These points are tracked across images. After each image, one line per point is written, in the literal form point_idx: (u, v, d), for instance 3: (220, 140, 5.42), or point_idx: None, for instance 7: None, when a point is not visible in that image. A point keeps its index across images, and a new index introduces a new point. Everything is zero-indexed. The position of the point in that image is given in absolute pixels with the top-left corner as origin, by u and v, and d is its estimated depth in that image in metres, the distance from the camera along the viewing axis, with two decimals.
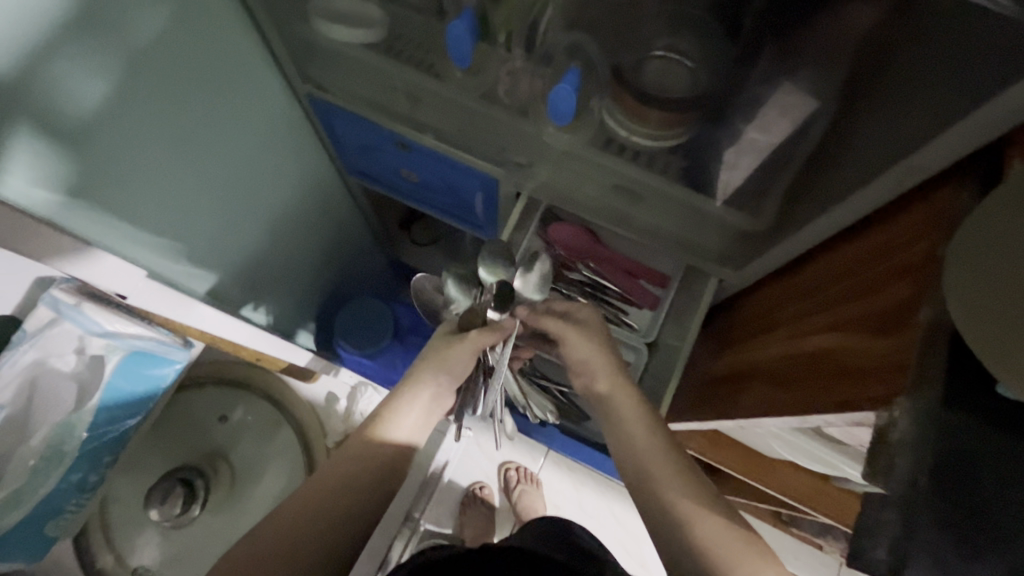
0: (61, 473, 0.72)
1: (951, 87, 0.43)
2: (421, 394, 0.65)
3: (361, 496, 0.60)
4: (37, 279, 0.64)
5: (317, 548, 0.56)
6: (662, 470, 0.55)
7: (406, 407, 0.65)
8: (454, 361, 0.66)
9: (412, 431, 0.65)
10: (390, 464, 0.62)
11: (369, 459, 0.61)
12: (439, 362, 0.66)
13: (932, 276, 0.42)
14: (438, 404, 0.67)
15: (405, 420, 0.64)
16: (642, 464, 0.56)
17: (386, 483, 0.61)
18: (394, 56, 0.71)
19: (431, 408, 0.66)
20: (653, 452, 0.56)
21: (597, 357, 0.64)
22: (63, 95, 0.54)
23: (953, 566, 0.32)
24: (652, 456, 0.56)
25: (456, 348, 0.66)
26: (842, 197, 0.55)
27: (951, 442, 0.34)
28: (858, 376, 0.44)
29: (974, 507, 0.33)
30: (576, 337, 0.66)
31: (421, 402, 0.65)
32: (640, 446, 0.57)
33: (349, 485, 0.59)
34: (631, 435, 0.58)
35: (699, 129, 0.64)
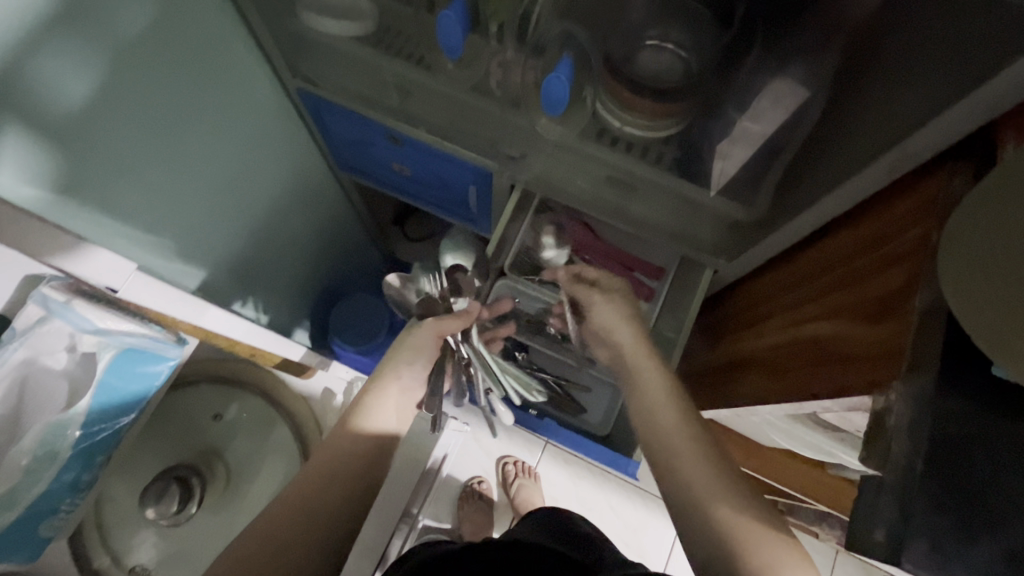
0: (53, 478, 0.60)
1: (944, 72, 0.43)
2: (389, 386, 0.66)
3: (348, 490, 0.59)
4: (27, 275, 0.52)
5: (309, 545, 0.55)
6: (690, 449, 0.52)
7: (378, 400, 0.65)
8: (419, 352, 0.69)
9: (387, 422, 0.65)
10: (370, 458, 0.62)
11: (360, 453, 0.61)
12: (403, 353, 0.69)
13: (924, 261, 0.42)
14: (411, 396, 0.68)
15: (377, 413, 0.64)
16: (672, 440, 0.54)
17: (373, 477, 0.61)
18: (385, 48, 0.71)
19: (402, 401, 0.67)
20: (681, 430, 0.54)
21: (619, 328, 0.66)
22: (49, 90, 0.53)
23: (951, 548, 0.32)
24: (679, 435, 0.54)
25: (418, 332, 0.70)
26: (835, 184, 0.55)
27: (945, 427, 0.34)
28: (852, 363, 0.45)
29: (968, 489, 0.33)
30: (602, 310, 0.68)
31: (392, 393, 0.66)
32: (672, 422, 0.55)
33: (340, 480, 0.59)
34: (659, 411, 0.56)
35: (691, 120, 0.64)
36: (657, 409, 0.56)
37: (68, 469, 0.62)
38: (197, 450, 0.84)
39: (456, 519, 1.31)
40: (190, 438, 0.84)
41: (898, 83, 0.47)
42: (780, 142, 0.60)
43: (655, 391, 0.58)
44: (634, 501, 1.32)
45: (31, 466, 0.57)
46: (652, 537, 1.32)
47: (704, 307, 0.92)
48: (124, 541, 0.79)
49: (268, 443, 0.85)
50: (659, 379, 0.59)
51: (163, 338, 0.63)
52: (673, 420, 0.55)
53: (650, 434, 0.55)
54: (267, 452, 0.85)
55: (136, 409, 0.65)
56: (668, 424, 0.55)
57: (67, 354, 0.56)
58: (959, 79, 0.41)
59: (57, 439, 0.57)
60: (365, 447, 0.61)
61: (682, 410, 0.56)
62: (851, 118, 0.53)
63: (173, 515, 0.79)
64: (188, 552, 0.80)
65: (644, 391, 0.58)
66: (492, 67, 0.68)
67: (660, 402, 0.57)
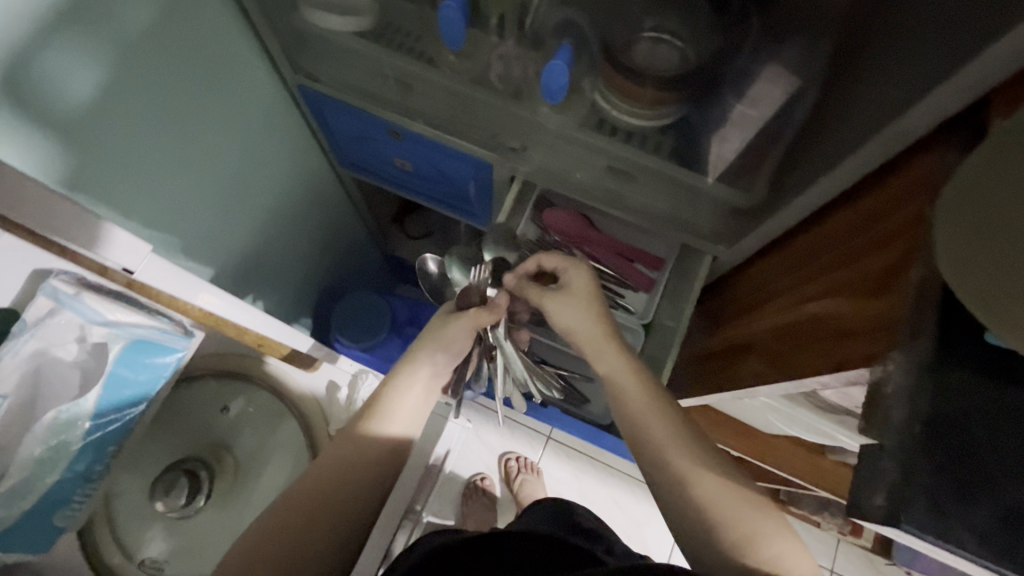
0: (64, 466, 0.61)
1: (938, 52, 0.44)
2: (420, 373, 0.67)
3: (365, 482, 0.60)
4: (36, 269, 0.52)
5: (325, 532, 0.56)
6: (671, 442, 0.56)
7: (406, 391, 0.65)
8: (454, 339, 0.69)
9: (412, 416, 0.65)
10: (393, 452, 0.63)
11: (373, 444, 0.61)
12: (437, 340, 0.68)
13: (918, 236, 0.43)
14: (437, 386, 0.68)
15: (404, 408, 0.65)
16: (653, 435, 0.56)
17: (388, 469, 0.62)
18: (386, 43, 0.71)
19: (428, 390, 0.67)
20: (660, 424, 0.57)
21: (579, 317, 0.64)
22: (53, 85, 0.54)
23: (951, 508, 0.33)
24: (661, 430, 0.56)
25: (455, 325, 0.68)
26: (832, 166, 0.56)
27: (945, 393, 0.35)
28: (851, 338, 0.46)
29: (965, 451, 0.34)
30: (553, 300, 0.66)
31: (422, 380, 0.67)
32: (643, 413, 0.58)
33: (351, 468, 0.60)
34: (632, 404, 0.59)
35: (690, 107, 0.65)
36: (628, 401, 0.59)
37: (80, 460, 0.62)
38: (207, 445, 0.85)
39: (460, 515, 1.29)
40: (200, 433, 0.85)
41: (895, 63, 0.48)
42: (777, 129, 0.61)
43: (624, 382, 0.60)
44: (637, 493, 1.33)
45: (46, 457, 0.58)
46: (654, 529, 1.33)
47: (703, 295, 0.93)
48: (135, 536, 0.79)
49: (275, 436, 0.86)
50: (622, 368, 0.61)
51: (171, 330, 0.64)
52: (646, 413, 0.58)
53: (629, 427, 0.58)
54: (275, 445, 0.86)
55: (146, 400, 0.66)
56: (645, 417, 0.58)
57: (77, 346, 0.56)
58: (949, 58, 0.42)
59: (70, 430, 0.59)
60: (378, 439, 0.62)
61: (653, 402, 0.59)
62: (847, 101, 0.55)
63: (182, 508, 0.80)
64: (198, 544, 0.81)
65: (614, 382, 0.61)
66: (492, 59, 0.69)
67: (631, 394, 0.59)
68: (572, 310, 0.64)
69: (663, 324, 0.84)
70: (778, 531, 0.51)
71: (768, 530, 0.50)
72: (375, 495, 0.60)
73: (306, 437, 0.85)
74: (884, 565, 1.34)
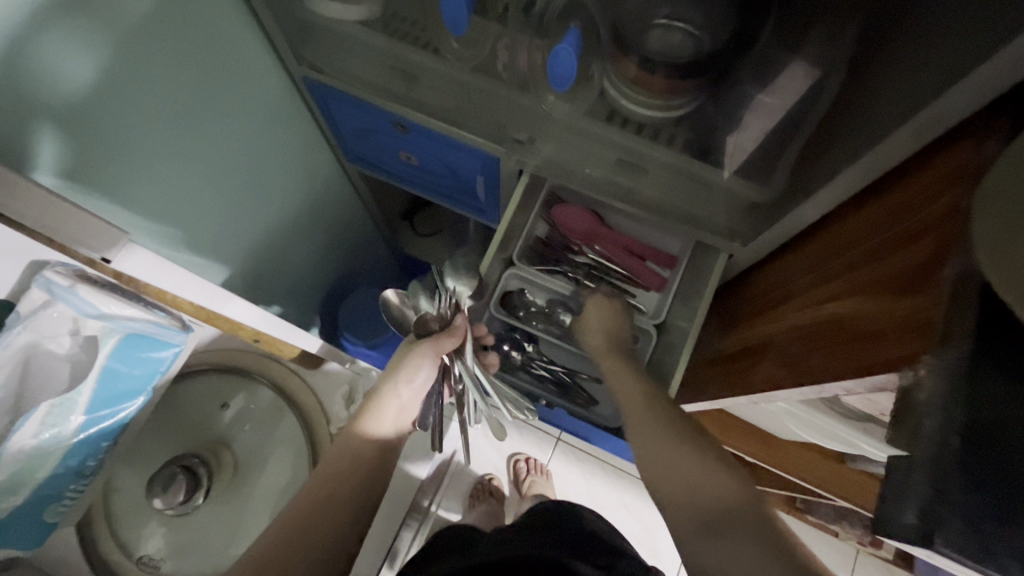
0: (56, 460, 0.60)
1: (978, 29, 0.40)
2: (388, 400, 0.64)
3: (361, 490, 0.59)
4: (33, 260, 0.50)
5: (327, 538, 0.55)
6: (694, 472, 0.52)
7: (380, 410, 0.64)
8: (416, 369, 0.67)
9: (392, 431, 0.64)
10: (378, 465, 0.61)
11: (360, 455, 0.60)
12: (397, 371, 0.66)
13: (951, 231, 0.40)
14: (405, 414, 0.66)
15: (382, 422, 0.63)
16: (672, 471, 0.53)
17: (381, 473, 0.61)
18: (390, 32, 0.69)
19: (399, 417, 0.65)
20: (683, 456, 0.54)
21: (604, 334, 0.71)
22: (53, 73, 0.53)
23: (988, 529, 0.30)
24: (683, 463, 0.53)
25: (413, 352, 0.67)
26: (857, 157, 0.53)
27: (983, 402, 0.32)
28: (877, 340, 0.43)
29: (1011, 466, 0.31)
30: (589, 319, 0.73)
31: (391, 411, 0.64)
32: (664, 451, 0.55)
33: (348, 475, 0.59)
34: (650, 444, 0.56)
35: (705, 98, 0.62)
36: (646, 440, 0.57)
37: (75, 454, 0.62)
38: (207, 441, 0.84)
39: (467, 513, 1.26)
40: (201, 428, 0.84)
41: (927, 45, 0.45)
42: (796, 119, 0.58)
43: (640, 420, 0.59)
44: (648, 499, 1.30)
45: (36, 452, 0.57)
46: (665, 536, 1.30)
47: (717, 293, 0.90)
48: (134, 532, 0.79)
49: (276, 434, 0.85)
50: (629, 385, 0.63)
51: (166, 323, 0.63)
52: (670, 449, 0.55)
53: (647, 466, 0.55)
54: (276, 443, 0.85)
55: (142, 395, 0.65)
56: (665, 451, 0.55)
57: (70, 339, 0.56)
58: (986, 37, 0.39)
59: (60, 424, 0.57)
60: (365, 446, 0.61)
61: (671, 434, 0.56)
62: (874, 88, 0.51)
63: (180, 504, 0.78)
64: (199, 542, 0.80)
65: (634, 420, 0.59)
66: (499, 48, 0.66)
67: (651, 432, 0.57)
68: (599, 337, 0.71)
69: (676, 324, 0.81)
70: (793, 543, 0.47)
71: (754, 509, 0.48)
72: (370, 499, 0.59)
73: (307, 435, 0.84)
74: None
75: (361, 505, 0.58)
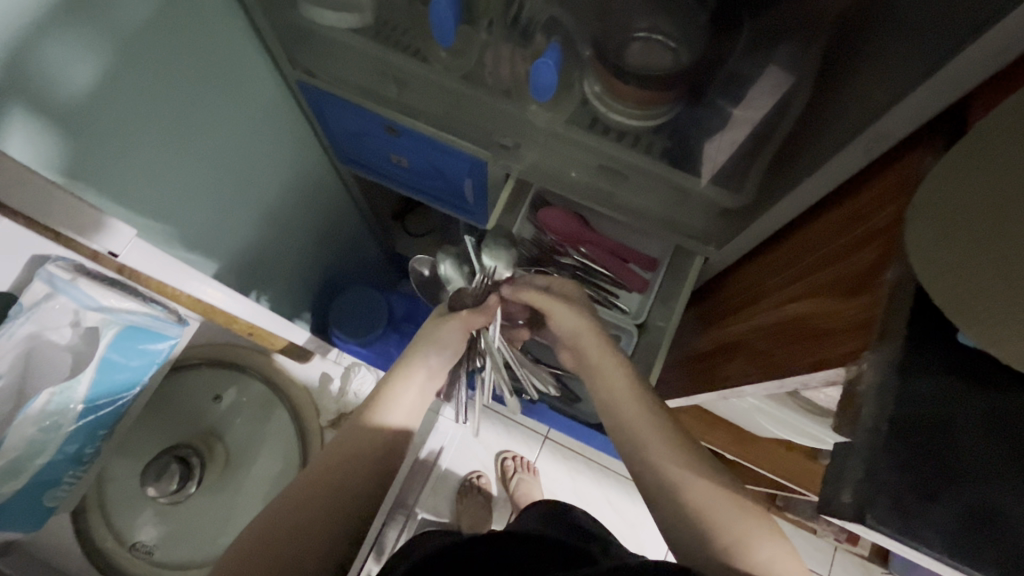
0: (56, 445, 0.62)
1: (921, 51, 0.44)
2: (415, 375, 0.67)
3: (371, 474, 0.60)
4: (34, 255, 0.53)
5: (328, 521, 0.57)
6: (715, 503, 0.52)
7: (402, 390, 0.66)
8: (444, 345, 0.69)
9: (412, 411, 0.65)
10: (390, 448, 0.62)
11: (373, 439, 0.62)
12: (429, 342, 0.69)
13: (894, 237, 0.44)
14: (431, 388, 0.68)
15: (402, 401, 0.65)
16: (693, 500, 0.53)
17: (391, 459, 0.62)
18: (382, 40, 0.72)
19: (423, 391, 0.67)
20: (698, 481, 0.54)
21: (584, 335, 0.66)
22: (56, 75, 0.55)
23: (913, 505, 0.34)
24: (699, 491, 0.53)
25: (446, 326, 0.70)
26: (818, 167, 0.56)
27: (909, 391, 0.36)
28: (829, 337, 0.46)
29: (931, 449, 0.35)
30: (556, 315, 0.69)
31: (417, 381, 0.66)
32: (679, 475, 0.54)
33: (358, 460, 0.60)
34: (664, 467, 0.55)
35: (680, 109, 0.65)
36: (655, 457, 0.56)
37: (71, 441, 0.64)
38: (200, 433, 0.86)
39: (454, 514, 1.30)
40: (195, 420, 0.86)
41: (878, 66, 0.49)
42: (765, 131, 0.62)
43: (646, 428, 0.58)
44: (633, 497, 1.32)
45: (37, 438, 0.59)
46: (650, 533, 1.32)
47: (694, 294, 0.93)
48: (128, 521, 0.81)
49: (268, 427, 0.87)
50: (621, 383, 0.61)
51: (164, 317, 0.65)
52: (681, 470, 0.55)
53: (658, 487, 0.55)
54: (268, 436, 0.87)
55: (138, 386, 0.68)
56: (679, 476, 0.54)
57: (71, 330, 0.57)
58: (928, 60, 0.43)
59: (62, 411, 0.60)
60: (378, 433, 0.62)
61: (685, 458, 0.55)
62: (833, 102, 0.55)
63: (173, 494, 0.81)
64: (191, 531, 0.82)
65: (629, 429, 0.58)
66: (486, 58, 0.70)
67: (660, 450, 0.56)
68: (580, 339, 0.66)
69: (655, 325, 0.84)
70: (770, 537, 0.51)
71: (761, 533, 0.51)
72: (378, 485, 0.61)
73: (298, 429, 0.87)
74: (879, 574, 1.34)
75: (364, 488, 0.59)
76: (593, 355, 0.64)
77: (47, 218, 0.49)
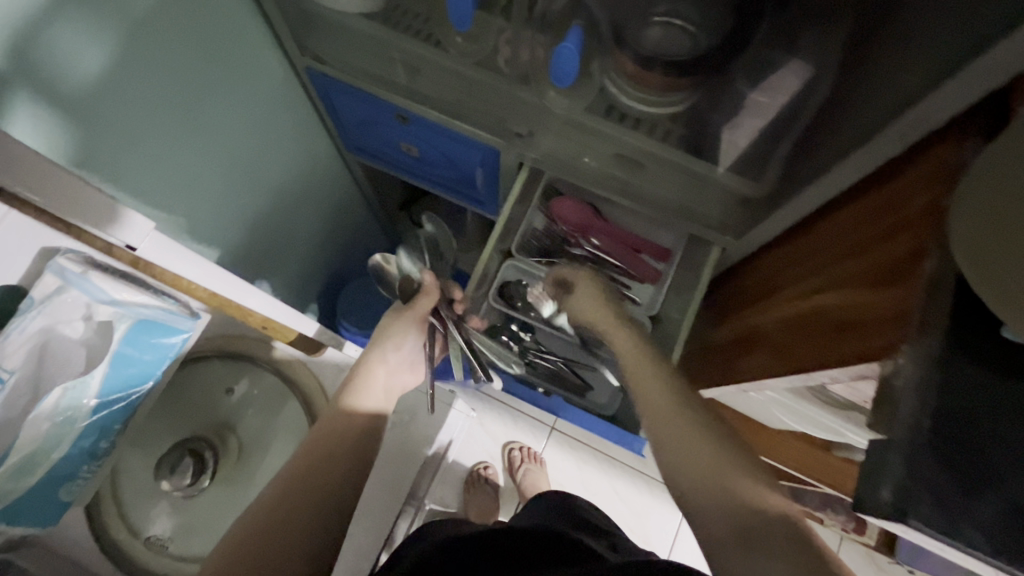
0: (72, 438, 0.62)
1: (960, 35, 0.42)
2: (377, 369, 0.70)
3: (358, 459, 0.62)
4: (43, 247, 0.51)
5: (317, 516, 0.56)
6: (754, 485, 0.48)
7: (366, 385, 0.69)
8: (403, 338, 0.73)
9: (376, 410, 0.68)
10: (370, 438, 0.65)
11: (352, 424, 0.64)
12: (385, 340, 0.72)
13: (930, 228, 0.42)
14: (394, 384, 0.72)
15: (369, 401, 0.68)
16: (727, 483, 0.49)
17: (371, 442, 0.65)
18: (394, 25, 0.70)
19: (388, 385, 0.71)
20: (728, 462, 0.50)
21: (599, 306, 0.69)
22: (64, 65, 0.54)
23: (954, 503, 0.33)
24: (744, 480, 0.48)
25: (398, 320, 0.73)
26: (844, 155, 0.55)
27: (952, 389, 0.35)
28: (859, 331, 0.45)
29: (969, 445, 0.34)
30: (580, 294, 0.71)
31: (365, 396, 0.68)
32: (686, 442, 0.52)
33: (342, 445, 0.62)
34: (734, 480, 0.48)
35: (701, 95, 0.63)
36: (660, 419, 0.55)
37: (86, 436, 0.64)
38: (211, 425, 0.85)
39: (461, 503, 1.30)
40: (204, 413, 0.85)
41: (912, 50, 0.47)
42: (788, 118, 0.60)
43: (678, 416, 0.54)
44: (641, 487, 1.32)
45: (53, 433, 0.59)
46: (656, 523, 1.32)
47: (709, 285, 0.92)
48: (141, 513, 0.81)
49: (280, 417, 0.87)
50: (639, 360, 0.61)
51: (176, 310, 0.67)
52: (715, 453, 0.50)
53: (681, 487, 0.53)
54: (279, 427, 0.87)
55: (152, 380, 0.69)
56: (715, 460, 0.50)
57: (83, 324, 0.57)
58: (971, 42, 0.41)
59: (75, 407, 0.59)
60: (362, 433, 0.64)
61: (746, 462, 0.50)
62: (863, 87, 0.53)
63: (187, 487, 0.81)
64: (204, 522, 0.82)
65: (664, 415, 0.55)
66: (502, 44, 0.68)
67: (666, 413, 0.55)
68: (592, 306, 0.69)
69: (669, 317, 0.82)
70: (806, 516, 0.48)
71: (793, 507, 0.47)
72: (364, 470, 0.61)
73: (310, 420, 0.87)
74: (885, 563, 1.34)
75: (350, 475, 0.60)
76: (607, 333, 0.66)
77: (72, 210, 0.47)
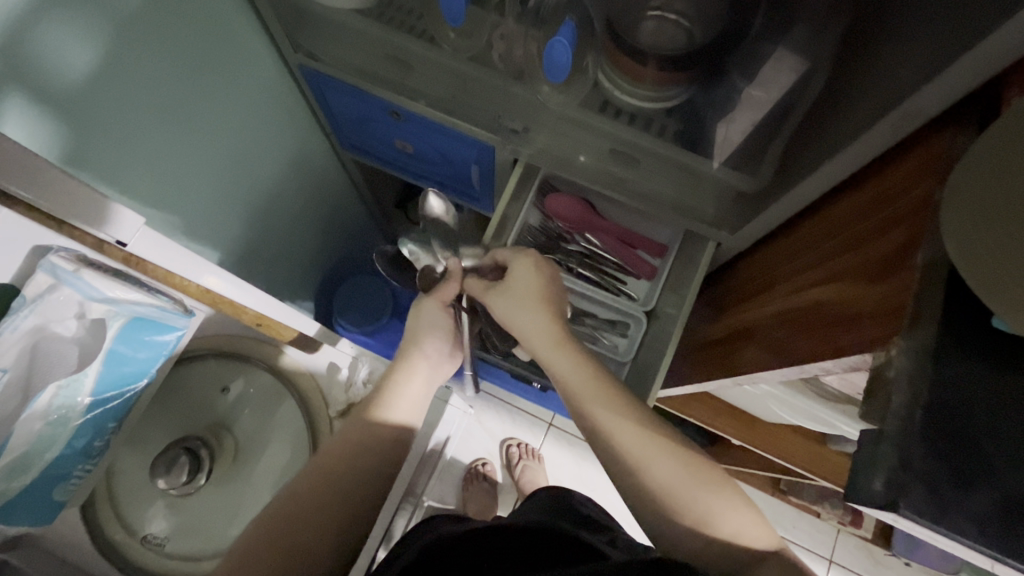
0: (65, 438, 0.62)
1: (954, 26, 0.42)
2: (416, 366, 0.68)
3: (360, 466, 0.62)
4: (35, 246, 0.50)
5: (317, 533, 0.57)
6: (696, 485, 0.54)
7: (406, 385, 0.67)
8: (434, 327, 0.70)
9: (410, 412, 0.66)
10: (393, 445, 0.64)
11: (373, 434, 0.63)
12: (417, 329, 0.70)
13: (925, 220, 0.42)
14: (435, 375, 0.70)
15: (405, 400, 0.66)
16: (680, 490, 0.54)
17: (398, 453, 0.65)
18: (388, 21, 0.70)
19: (429, 379, 0.69)
20: (677, 471, 0.54)
21: (533, 314, 0.62)
22: (53, 61, 0.53)
23: (948, 495, 0.33)
24: (687, 490, 0.53)
25: (424, 309, 0.70)
26: (838, 147, 0.55)
27: (945, 379, 0.35)
28: (854, 324, 0.45)
29: (962, 437, 0.34)
30: (503, 308, 0.63)
31: (404, 397, 0.66)
32: (653, 454, 0.55)
33: (357, 457, 0.61)
34: (692, 497, 0.53)
35: (695, 89, 0.63)
36: (613, 427, 0.56)
37: (80, 435, 0.64)
38: (205, 424, 0.85)
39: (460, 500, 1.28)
40: (201, 413, 0.85)
41: (904, 42, 0.47)
42: (782, 112, 0.60)
43: (620, 431, 0.56)
44: None
45: (45, 433, 0.59)
46: None
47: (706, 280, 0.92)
48: (138, 514, 0.81)
49: (276, 415, 0.87)
50: (578, 375, 0.59)
51: (170, 308, 0.65)
52: (664, 470, 0.54)
53: (674, 482, 0.53)
54: (275, 426, 0.87)
55: (146, 376, 0.68)
56: (665, 475, 0.54)
57: (76, 322, 0.57)
58: (964, 32, 0.41)
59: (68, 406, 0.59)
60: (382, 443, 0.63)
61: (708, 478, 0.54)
62: (856, 79, 0.53)
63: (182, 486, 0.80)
64: (200, 521, 0.82)
65: (604, 429, 0.56)
66: (495, 39, 0.68)
67: (619, 425, 0.56)
68: (523, 313, 0.62)
69: (666, 312, 0.82)
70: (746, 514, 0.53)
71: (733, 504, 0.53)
72: (359, 469, 0.61)
73: (307, 420, 0.87)
74: (883, 556, 1.34)
75: (348, 477, 0.60)
76: (544, 349, 0.61)
77: (61, 209, 0.47)
